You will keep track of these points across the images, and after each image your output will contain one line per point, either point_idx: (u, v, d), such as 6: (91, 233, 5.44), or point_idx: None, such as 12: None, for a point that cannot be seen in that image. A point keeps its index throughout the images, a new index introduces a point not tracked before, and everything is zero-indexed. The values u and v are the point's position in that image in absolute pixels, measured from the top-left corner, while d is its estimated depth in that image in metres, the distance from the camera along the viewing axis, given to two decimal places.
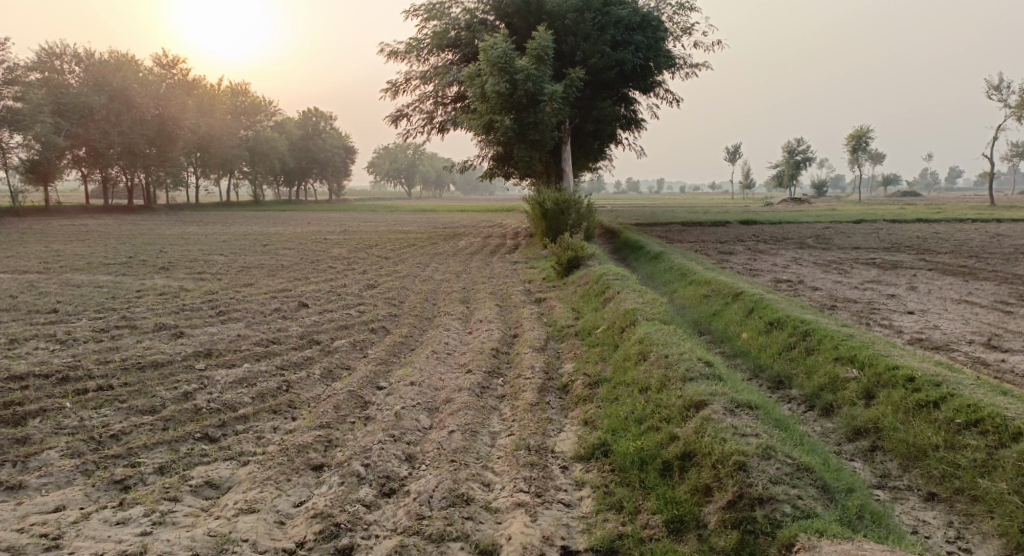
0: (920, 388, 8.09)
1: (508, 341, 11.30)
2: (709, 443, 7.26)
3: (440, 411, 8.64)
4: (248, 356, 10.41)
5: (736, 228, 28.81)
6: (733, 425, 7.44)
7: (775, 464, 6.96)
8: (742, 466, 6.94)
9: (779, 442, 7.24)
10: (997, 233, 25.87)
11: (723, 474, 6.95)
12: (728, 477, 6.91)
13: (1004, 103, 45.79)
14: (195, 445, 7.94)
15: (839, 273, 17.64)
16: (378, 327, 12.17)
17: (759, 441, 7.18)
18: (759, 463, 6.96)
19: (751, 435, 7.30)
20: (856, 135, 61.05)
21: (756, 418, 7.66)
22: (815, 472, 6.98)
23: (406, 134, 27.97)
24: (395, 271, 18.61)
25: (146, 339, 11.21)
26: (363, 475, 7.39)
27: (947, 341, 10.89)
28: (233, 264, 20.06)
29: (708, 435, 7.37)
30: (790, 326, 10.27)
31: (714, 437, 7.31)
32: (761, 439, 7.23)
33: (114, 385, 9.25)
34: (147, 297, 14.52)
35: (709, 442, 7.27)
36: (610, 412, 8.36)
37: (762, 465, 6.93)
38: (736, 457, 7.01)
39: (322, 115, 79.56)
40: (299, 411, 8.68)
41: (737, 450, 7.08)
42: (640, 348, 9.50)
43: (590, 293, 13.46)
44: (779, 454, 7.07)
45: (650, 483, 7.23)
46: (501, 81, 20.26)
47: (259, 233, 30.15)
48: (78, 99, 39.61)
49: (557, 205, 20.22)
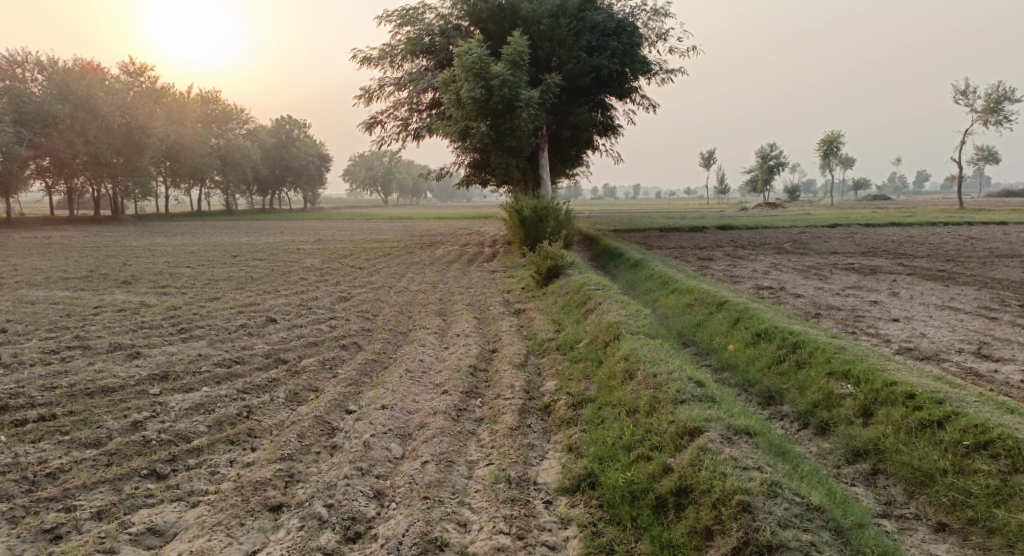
0: (922, 406, 7.66)
1: (486, 356, 10.76)
2: (707, 478, 6.75)
3: (413, 437, 8.08)
4: (209, 379, 9.75)
5: (713, 233, 28.50)
6: (732, 457, 6.94)
7: (782, 504, 6.47)
8: (747, 507, 6.44)
9: (783, 477, 6.74)
10: (972, 236, 25.80)
11: (726, 515, 6.45)
12: (731, 520, 6.41)
13: (972, 107, 45.98)
14: (140, 484, 7.34)
15: (820, 279, 17.27)
16: (349, 343, 11.56)
17: (762, 476, 6.68)
18: (764, 503, 6.46)
19: (753, 469, 6.79)
20: (828, 140, 61.24)
21: (756, 448, 7.16)
22: (825, 510, 6.49)
23: (380, 141, 27.35)
24: (369, 282, 18.00)
25: (101, 360, 10.53)
26: (326, 518, 6.83)
27: (937, 350, 10.50)
28: (200, 276, 19.33)
29: (705, 469, 6.85)
30: (779, 338, 9.82)
31: (713, 472, 6.79)
32: (764, 473, 6.73)
33: (57, 415, 8.58)
34: (106, 313, 13.79)
35: (708, 477, 6.76)
36: (596, 438, 7.82)
37: (768, 506, 6.44)
38: (740, 496, 6.50)
39: (296, 122, 78.64)
40: (260, 441, 8.07)
41: (740, 487, 6.57)
42: (626, 366, 8.99)
43: (570, 305, 12.94)
44: (786, 491, 6.57)
45: (644, 522, 6.72)
46: (476, 87, 19.72)
47: (229, 242, 29.38)
48: (40, 108, 38.49)
49: (534, 213, 19.70)
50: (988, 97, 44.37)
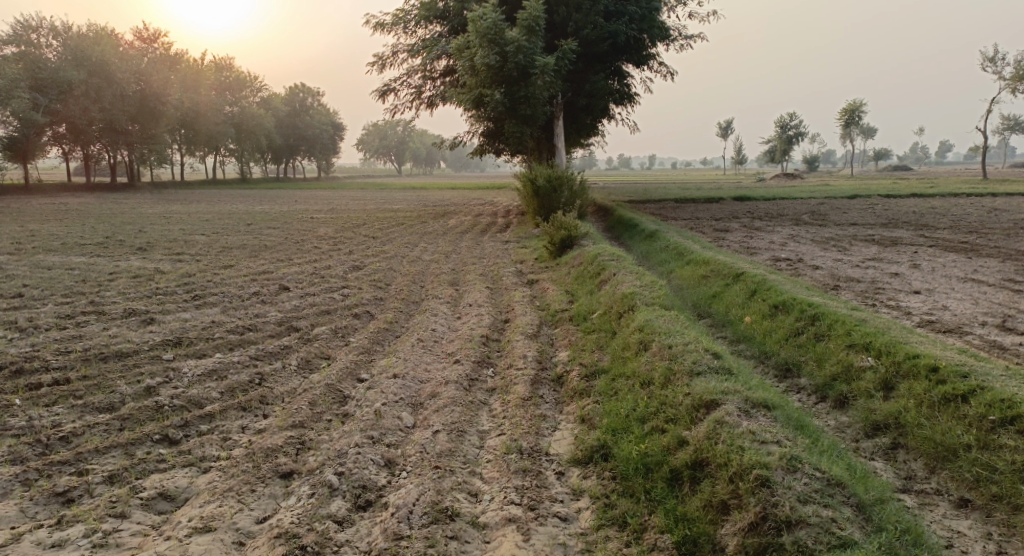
0: (946, 380, 7.48)
1: (498, 326, 10.63)
2: (724, 452, 6.62)
3: (425, 407, 8.00)
4: (221, 346, 9.70)
5: (730, 204, 28.13)
6: (750, 430, 6.80)
7: (802, 479, 6.33)
8: (766, 482, 6.31)
9: (803, 451, 6.60)
10: (995, 207, 25.28)
11: (744, 490, 6.32)
12: (749, 495, 6.29)
13: (998, 74, 44.76)
14: (152, 449, 7.30)
15: (839, 251, 16.97)
16: (362, 312, 11.47)
17: (781, 451, 6.54)
18: (783, 478, 6.32)
19: (771, 443, 6.65)
20: (849, 110, 60.15)
21: (774, 422, 7.01)
22: (847, 487, 6.34)
23: (393, 109, 27.09)
24: (382, 251, 17.88)
25: (115, 326, 10.49)
26: (336, 485, 6.76)
27: (959, 323, 10.27)
28: (214, 244, 19.27)
29: (722, 443, 6.72)
30: (797, 309, 9.62)
31: (730, 445, 6.66)
32: (783, 448, 6.58)
33: (71, 379, 8.54)
34: (121, 279, 13.77)
35: (725, 450, 6.63)
36: (609, 409, 7.70)
37: (788, 480, 6.30)
38: (759, 471, 6.37)
39: (311, 91, 78.27)
40: (271, 408, 8.01)
41: (758, 461, 6.44)
42: (640, 337, 8.84)
43: (584, 275, 12.77)
44: (806, 466, 6.43)
45: (658, 495, 6.61)
46: (491, 54, 19.39)
47: (243, 211, 29.34)
48: (56, 74, 38.38)
49: (548, 182, 19.46)
50: (1016, 65, 43.31)
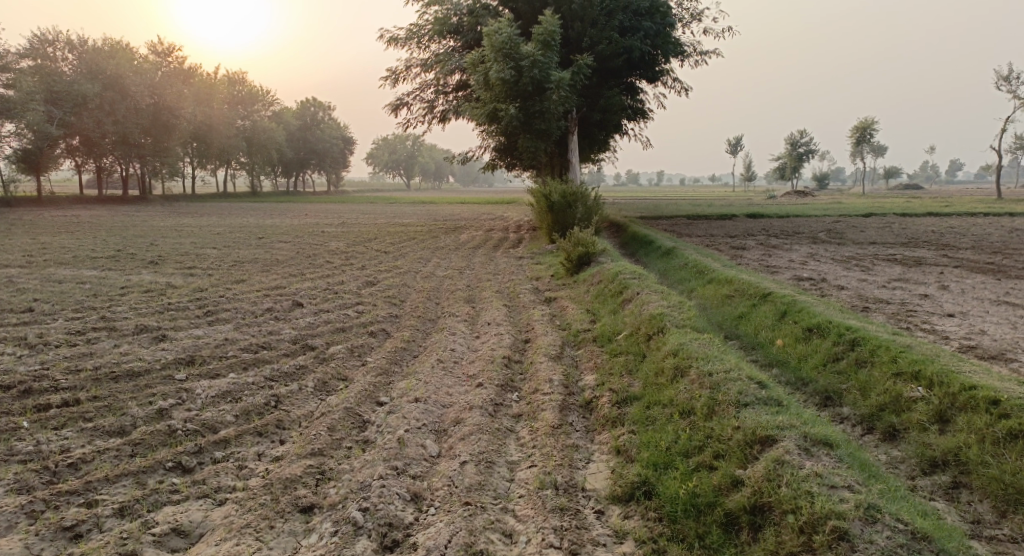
0: (1009, 414, 7.06)
1: (519, 347, 10.17)
2: (790, 497, 6.22)
3: (450, 434, 7.56)
4: (235, 365, 9.26)
5: (745, 221, 27.62)
6: (816, 472, 6.38)
7: (883, 532, 5.93)
8: (844, 535, 5.93)
9: (878, 499, 6.20)
10: (1015, 227, 24.72)
11: (820, 543, 5.94)
12: (826, 548, 5.91)
13: (1012, 93, 43.84)
14: (164, 478, 6.87)
15: (862, 270, 16.43)
16: (377, 330, 11.04)
17: (855, 498, 6.13)
18: (863, 531, 5.94)
19: (842, 488, 6.24)
20: (861, 127, 59.58)
21: (838, 461, 6.57)
22: (932, 540, 5.89)
23: (407, 123, 26.78)
24: (396, 266, 17.48)
25: (126, 343, 10.09)
26: (361, 523, 6.34)
27: (1001, 349, 9.71)
28: (227, 257, 18.90)
29: (785, 486, 6.31)
30: (834, 333, 9.12)
31: (795, 490, 6.26)
32: (855, 495, 6.18)
33: (81, 400, 8.12)
34: (132, 294, 13.38)
35: (791, 495, 6.23)
36: (647, 441, 7.27)
37: (868, 534, 5.92)
38: (835, 522, 5.98)
39: (322, 105, 78.33)
40: (288, 433, 7.57)
41: (833, 510, 6.04)
42: (675, 362, 8.37)
43: (605, 294, 12.29)
44: (886, 517, 6.02)
45: (714, 543, 6.23)
46: (506, 68, 19.05)
47: (255, 224, 28.99)
48: (70, 87, 38.30)
49: (563, 198, 19.03)
50: None
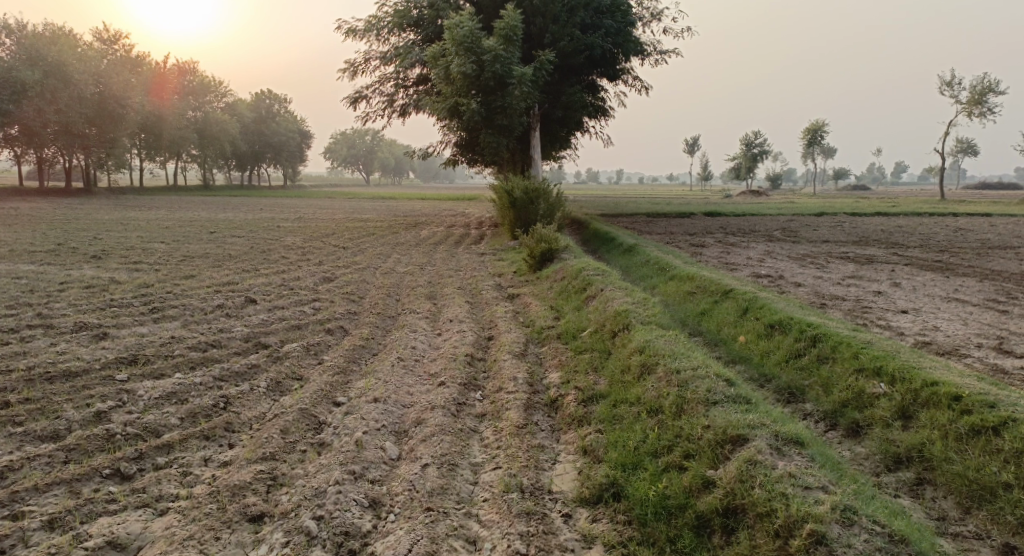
0: (972, 410, 7.09)
1: (482, 344, 9.97)
2: (764, 499, 6.14)
3: (410, 435, 7.33)
4: (182, 364, 8.89)
5: (702, 219, 27.78)
6: (789, 473, 6.32)
7: (859, 535, 5.87)
8: (821, 538, 5.84)
9: (853, 500, 6.14)
10: (960, 227, 25.25)
11: (797, 546, 5.85)
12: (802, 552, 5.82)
13: (955, 98, 44.87)
14: (101, 486, 6.52)
15: (817, 268, 16.55)
16: (334, 327, 10.73)
17: (830, 499, 6.07)
18: (840, 534, 5.86)
19: (816, 489, 6.18)
20: (812, 129, 60.54)
21: (810, 461, 6.52)
22: (909, 542, 5.85)
23: (365, 117, 26.37)
24: (353, 262, 17.13)
25: (64, 342, 9.62)
26: (315, 532, 6.10)
27: (955, 345, 9.75)
28: (175, 252, 18.33)
29: (758, 487, 6.24)
30: (796, 330, 9.10)
31: (769, 491, 6.19)
32: (831, 496, 6.11)
33: (12, 403, 7.70)
34: (73, 289, 12.83)
35: (764, 498, 6.15)
36: (614, 441, 7.17)
37: (846, 537, 5.84)
38: (811, 524, 5.90)
39: (277, 98, 77.03)
40: (238, 437, 7.26)
41: (808, 513, 5.96)
42: (641, 359, 8.26)
43: (568, 290, 12.16)
44: (861, 519, 5.97)
45: (685, 548, 6.13)
46: (467, 62, 18.76)
47: (206, 219, 28.28)
48: (10, 75, 36.86)
49: (525, 194, 18.85)
50: (974, 88, 43.77)
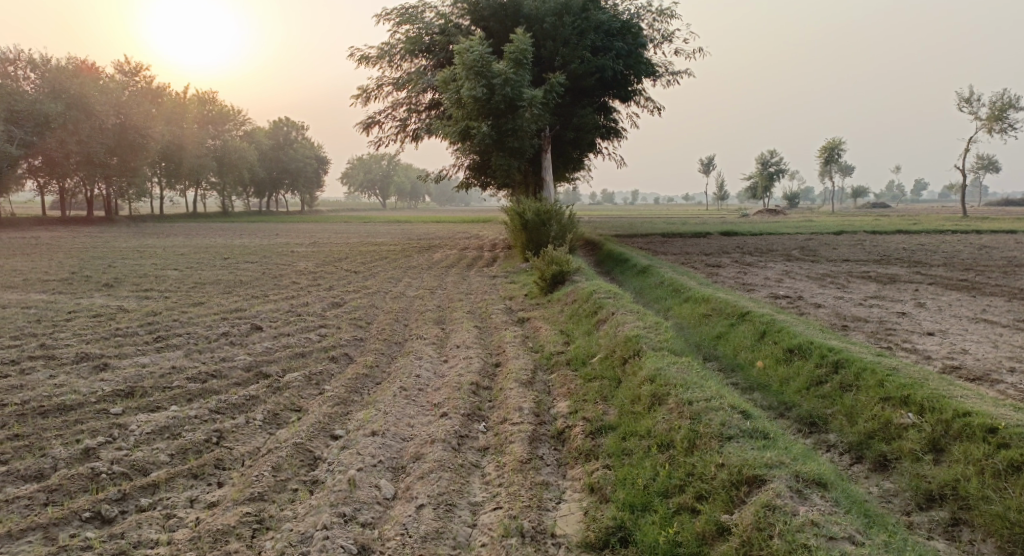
0: (1009, 443, 6.62)
1: (489, 372, 9.57)
2: (784, 550, 5.72)
3: (408, 471, 6.96)
4: (178, 396, 8.54)
5: (718, 239, 27.29)
6: (812, 521, 5.88)
7: None
8: None
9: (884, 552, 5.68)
10: (984, 244, 24.59)
11: None
12: None
13: (973, 114, 44.16)
14: (78, 532, 6.24)
15: (837, 288, 16.01)
16: (339, 355, 10.37)
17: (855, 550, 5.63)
18: None
19: (841, 538, 5.74)
20: (829, 147, 59.94)
21: (834, 504, 6.08)
22: None
23: (379, 141, 26.24)
24: (364, 287, 16.82)
25: (61, 374, 9.33)
26: None
27: (986, 369, 9.22)
28: (187, 279, 18.12)
29: (778, 536, 5.81)
30: (816, 355, 8.64)
31: (789, 541, 5.76)
32: (858, 548, 5.67)
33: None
34: (78, 319, 12.57)
35: (784, 548, 5.73)
36: (623, 478, 6.77)
37: None
38: None
39: (294, 124, 77.56)
40: (228, 475, 6.90)
41: None
42: (653, 389, 7.83)
43: (579, 314, 11.76)
44: None
45: None
46: (478, 86, 18.53)
47: (221, 244, 28.13)
48: (32, 107, 37.16)
49: (538, 216, 18.48)
50: (992, 105, 43.12)
